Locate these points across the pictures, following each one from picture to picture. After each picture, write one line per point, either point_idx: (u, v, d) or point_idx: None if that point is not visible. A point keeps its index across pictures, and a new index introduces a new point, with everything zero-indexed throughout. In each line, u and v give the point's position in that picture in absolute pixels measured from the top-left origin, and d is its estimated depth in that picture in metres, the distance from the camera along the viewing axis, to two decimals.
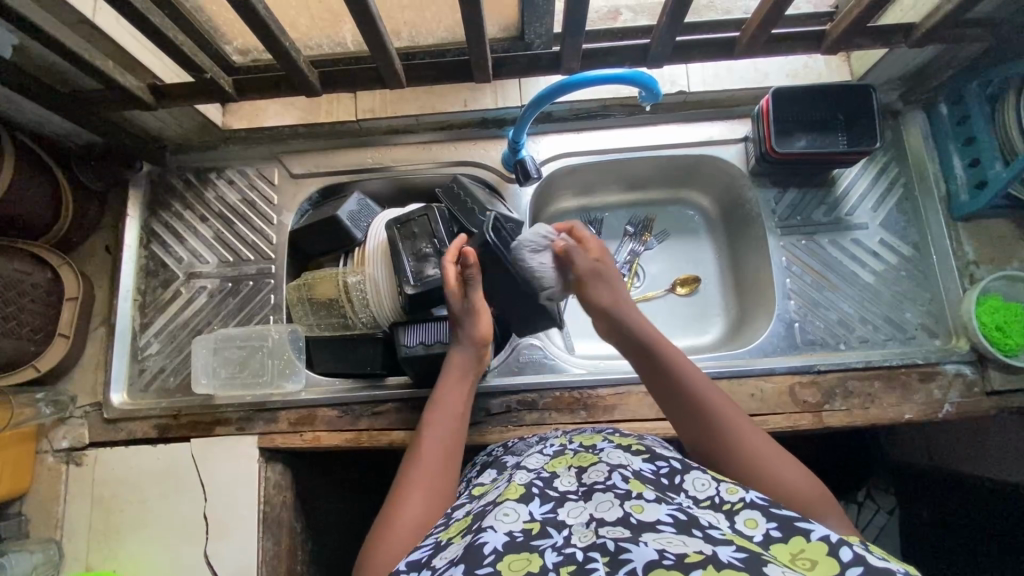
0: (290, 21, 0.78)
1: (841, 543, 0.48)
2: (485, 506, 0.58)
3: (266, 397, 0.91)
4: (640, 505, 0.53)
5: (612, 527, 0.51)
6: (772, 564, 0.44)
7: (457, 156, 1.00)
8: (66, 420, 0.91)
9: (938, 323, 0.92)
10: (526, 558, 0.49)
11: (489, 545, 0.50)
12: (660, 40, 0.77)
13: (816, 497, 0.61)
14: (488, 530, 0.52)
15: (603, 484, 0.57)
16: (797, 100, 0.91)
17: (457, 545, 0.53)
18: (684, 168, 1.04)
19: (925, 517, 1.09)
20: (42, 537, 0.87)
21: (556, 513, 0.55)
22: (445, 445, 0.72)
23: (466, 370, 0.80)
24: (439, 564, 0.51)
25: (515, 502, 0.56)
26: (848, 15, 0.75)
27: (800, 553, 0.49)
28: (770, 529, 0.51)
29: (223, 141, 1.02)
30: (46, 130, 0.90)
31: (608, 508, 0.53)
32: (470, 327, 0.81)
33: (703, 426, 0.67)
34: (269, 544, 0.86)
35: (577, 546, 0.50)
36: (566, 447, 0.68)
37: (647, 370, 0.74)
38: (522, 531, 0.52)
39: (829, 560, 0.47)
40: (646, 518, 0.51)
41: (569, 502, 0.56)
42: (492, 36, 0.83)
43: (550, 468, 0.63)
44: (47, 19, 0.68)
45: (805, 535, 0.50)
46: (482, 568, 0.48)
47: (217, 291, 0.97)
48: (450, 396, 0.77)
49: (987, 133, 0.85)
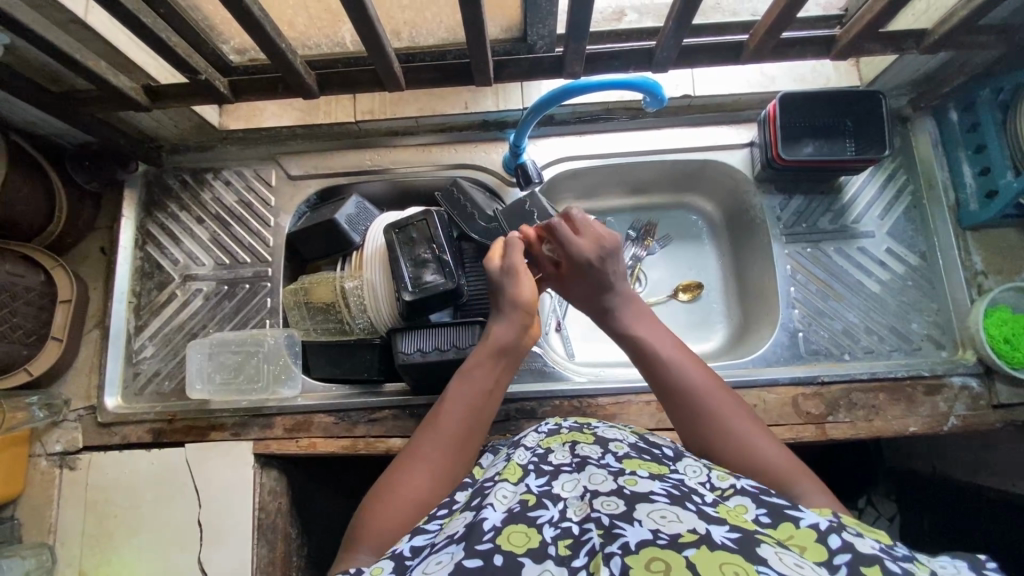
0: (288, 20, 0.75)
1: (830, 532, 0.46)
2: (482, 484, 0.57)
3: (262, 402, 0.90)
4: (633, 479, 0.52)
5: (607, 499, 0.49)
6: (765, 544, 0.43)
7: (456, 159, 0.99)
8: (59, 424, 0.90)
9: (945, 333, 0.90)
10: (525, 532, 0.48)
11: (489, 522, 0.49)
12: (666, 44, 0.75)
13: (799, 476, 0.58)
14: (488, 508, 0.51)
15: (596, 460, 0.56)
16: (804, 106, 0.90)
17: (458, 522, 0.52)
18: (688, 172, 1.03)
19: (926, 524, 1.08)
20: (35, 541, 0.86)
21: (552, 486, 0.54)
22: (467, 425, 0.66)
23: (501, 341, 0.71)
24: (439, 540, 0.51)
25: (512, 481, 0.54)
26: (860, 20, 0.74)
27: (789, 539, 0.47)
28: (759, 515, 0.50)
29: (220, 140, 1.00)
30: (41, 129, 0.88)
31: (602, 481, 0.52)
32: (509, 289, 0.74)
33: (681, 396, 0.65)
34: (264, 551, 0.85)
35: (573, 520, 0.49)
36: (560, 425, 0.67)
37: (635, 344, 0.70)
38: (519, 504, 0.51)
39: (818, 546, 0.45)
40: (640, 489, 0.50)
41: (564, 475, 0.55)
42: (494, 37, 0.81)
43: (545, 445, 0.62)
44: (37, 20, 0.67)
45: (795, 521, 0.48)
46: (482, 544, 0.46)
47: (213, 294, 0.96)
48: (478, 369, 0.70)
49: (999, 142, 0.83)
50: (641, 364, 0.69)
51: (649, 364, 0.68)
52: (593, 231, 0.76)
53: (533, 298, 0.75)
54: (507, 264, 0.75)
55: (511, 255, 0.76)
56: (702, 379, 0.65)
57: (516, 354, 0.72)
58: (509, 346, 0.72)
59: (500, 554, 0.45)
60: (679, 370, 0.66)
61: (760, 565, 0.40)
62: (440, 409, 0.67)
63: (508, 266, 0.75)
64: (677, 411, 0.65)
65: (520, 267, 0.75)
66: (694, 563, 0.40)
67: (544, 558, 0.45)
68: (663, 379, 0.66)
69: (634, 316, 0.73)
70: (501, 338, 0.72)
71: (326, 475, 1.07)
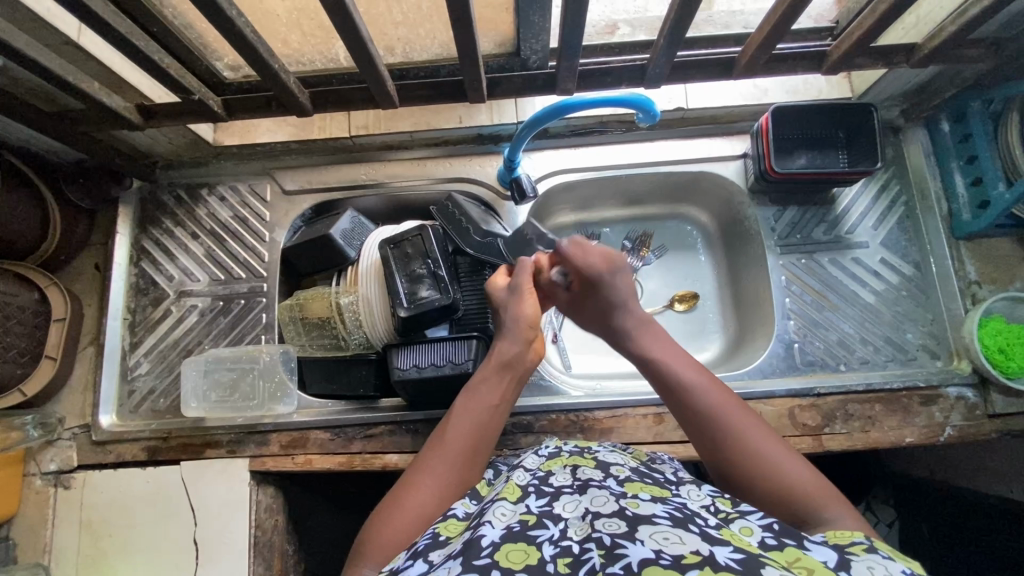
0: (282, 38, 0.76)
1: (840, 567, 0.46)
2: (483, 504, 0.57)
3: (257, 419, 0.89)
4: (636, 501, 0.52)
5: (608, 519, 0.49)
6: (770, 566, 0.42)
7: (451, 172, 0.99)
8: (54, 443, 0.90)
9: (940, 344, 0.91)
10: (524, 550, 0.48)
11: (487, 538, 0.49)
12: (658, 60, 0.76)
13: (826, 498, 0.58)
14: (487, 525, 0.51)
15: (598, 482, 0.56)
16: (796, 119, 0.90)
17: (455, 542, 0.52)
18: (682, 184, 1.03)
19: (926, 532, 1.07)
20: (30, 561, 0.85)
21: (553, 506, 0.54)
22: (473, 437, 0.67)
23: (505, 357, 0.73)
24: (435, 558, 0.51)
25: (511, 501, 0.55)
26: (850, 36, 0.74)
27: (796, 562, 0.47)
28: (765, 537, 0.50)
29: (214, 156, 1.00)
30: (35, 148, 0.88)
31: (604, 502, 0.52)
32: (515, 311, 0.75)
33: (705, 421, 0.64)
34: (260, 569, 0.85)
35: (574, 538, 0.49)
36: (561, 449, 0.68)
37: (654, 377, 0.70)
38: (519, 523, 0.51)
39: (826, 570, 0.45)
40: (642, 511, 0.50)
41: (565, 496, 0.55)
42: (487, 52, 0.81)
43: (546, 468, 0.63)
44: (30, 41, 0.67)
45: (801, 550, 0.48)
46: (480, 560, 0.46)
47: (209, 310, 0.96)
48: (486, 388, 0.71)
49: (989, 153, 0.84)
50: (662, 392, 0.69)
51: (670, 393, 0.68)
52: (590, 250, 0.76)
53: (537, 315, 0.76)
54: (517, 282, 0.76)
55: (519, 274, 0.78)
56: (718, 399, 0.65)
57: (518, 369, 0.74)
58: (514, 362, 0.73)
59: (498, 570, 0.45)
60: (697, 394, 0.66)
61: None
62: (449, 428, 0.68)
63: (516, 285, 0.76)
64: (706, 437, 0.64)
65: (527, 287, 0.76)
66: None
67: None
68: (682, 403, 0.66)
69: (645, 337, 0.73)
70: (509, 354, 0.73)
71: (325, 489, 1.06)
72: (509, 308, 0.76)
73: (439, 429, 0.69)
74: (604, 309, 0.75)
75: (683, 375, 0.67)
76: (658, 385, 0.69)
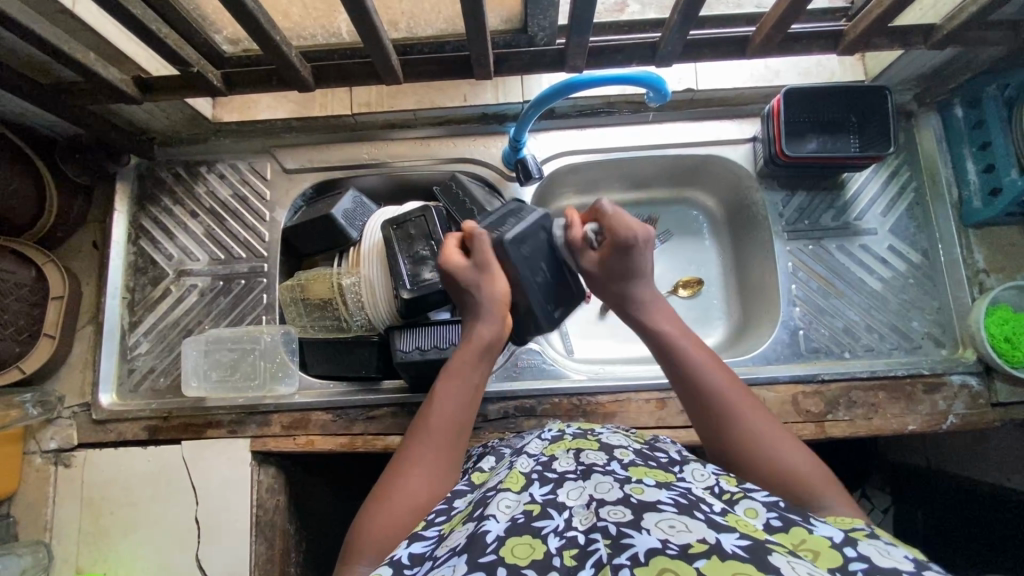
0: (283, 10, 0.74)
1: (845, 544, 0.46)
2: (486, 492, 0.56)
3: (258, 400, 0.89)
4: (640, 487, 0.51)
5: (613, 508, 0.49)
6: (777, 552, 0.42)
7: (456, 152, 0.97)
8: (53, 421, 0.89)
9: (945, 332, 0.90)
10: (529, 543, 0.47)
11: (492, 533, 0.48)
12: (670, 39, 0.74)
13: (825, 484, 0.57)
14: (490, 519, 0.50)
15: (602, 467, 0.56)
16: (808, 102, 0.88)
17: (459, 533, 0.51)
18: (689, 167, 1.01)
19: (920, 520, 1.09)
20: (31, 539, 0.85)
21: (557, 494, 0.53)
22: (458, 420, 0.67)
23: (488, 341, 0.73)
24: (441, 553, 0.49)
25: (515, 490, 0.54)
26: (868, 15, 0.72)
27: (801, 544, 0.47)
28: (771, 519, 0.50)
29: (213, 133, 0.97)
30: (29, 122, 0.86)
31: (608, 490, 0.52)
32: (487, 293, 0.75)
33: (707, 398, 0.64)
34: (262, 548, 0.85)
35: (579, 529, 0.49)
36: (564, 432, 0.67)
37: (658, 347, 0.70)
38: (523, 514, 0.50)
39: (832, 552, 0.45)
40: (647, 498, 0.49)
41: (569, 482, 0.55)
42: (494, 28, 0.79)
43: (549, 452, 0.62)
44: (23, 10, 0.65)
45: (807, 529, 0.49)
46: (485, 556, 0.45)
47: (208, 290, 0.95)
48: (465, 370, 0.71)
49: (1004, 139, 0.82)
50: (663, 362, 0.69)
51: (671, 363, 0.68)
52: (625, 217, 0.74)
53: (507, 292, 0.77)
54: (479, 259, 0.75)
55: (477, 250, 0.76)
56: (720, 378, 0.65)
57: (498, 350, 0.75)
58: (494, 344, 0.74)
59: (503, 567, 0.44)
60: (701, 370, 0.65)
61: (773, 574, 0.40)
62: (431, 412, 0.68)
63: (482, 261, 0.75)
64: (705, 417, 0.64)
65: (495, 267, 0.76)
66: (705, 573, 0.40)
67: (550, 569, 0.45)
68: (686, 381, 0.66)
69: (655, 312, 0.73)
70: (486, 336, 0.73)
71: (326, 472, 1.06)
72: (479, 286, 0.75)
73: (425, 409, 0.68)
74: (625, 274, 0.75)
75: (691, 351, 0.67)
76: (661, 356, 0.69)
